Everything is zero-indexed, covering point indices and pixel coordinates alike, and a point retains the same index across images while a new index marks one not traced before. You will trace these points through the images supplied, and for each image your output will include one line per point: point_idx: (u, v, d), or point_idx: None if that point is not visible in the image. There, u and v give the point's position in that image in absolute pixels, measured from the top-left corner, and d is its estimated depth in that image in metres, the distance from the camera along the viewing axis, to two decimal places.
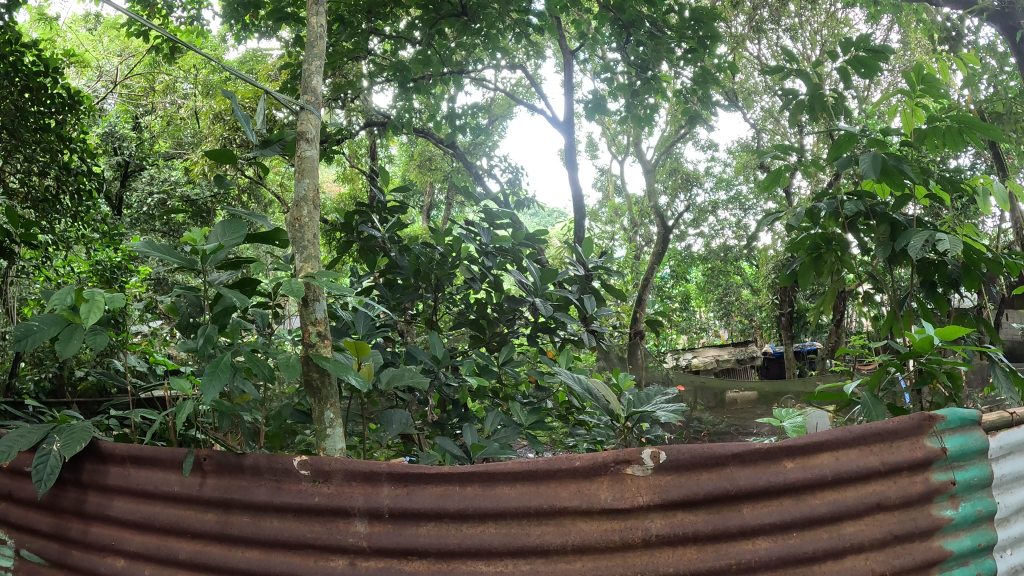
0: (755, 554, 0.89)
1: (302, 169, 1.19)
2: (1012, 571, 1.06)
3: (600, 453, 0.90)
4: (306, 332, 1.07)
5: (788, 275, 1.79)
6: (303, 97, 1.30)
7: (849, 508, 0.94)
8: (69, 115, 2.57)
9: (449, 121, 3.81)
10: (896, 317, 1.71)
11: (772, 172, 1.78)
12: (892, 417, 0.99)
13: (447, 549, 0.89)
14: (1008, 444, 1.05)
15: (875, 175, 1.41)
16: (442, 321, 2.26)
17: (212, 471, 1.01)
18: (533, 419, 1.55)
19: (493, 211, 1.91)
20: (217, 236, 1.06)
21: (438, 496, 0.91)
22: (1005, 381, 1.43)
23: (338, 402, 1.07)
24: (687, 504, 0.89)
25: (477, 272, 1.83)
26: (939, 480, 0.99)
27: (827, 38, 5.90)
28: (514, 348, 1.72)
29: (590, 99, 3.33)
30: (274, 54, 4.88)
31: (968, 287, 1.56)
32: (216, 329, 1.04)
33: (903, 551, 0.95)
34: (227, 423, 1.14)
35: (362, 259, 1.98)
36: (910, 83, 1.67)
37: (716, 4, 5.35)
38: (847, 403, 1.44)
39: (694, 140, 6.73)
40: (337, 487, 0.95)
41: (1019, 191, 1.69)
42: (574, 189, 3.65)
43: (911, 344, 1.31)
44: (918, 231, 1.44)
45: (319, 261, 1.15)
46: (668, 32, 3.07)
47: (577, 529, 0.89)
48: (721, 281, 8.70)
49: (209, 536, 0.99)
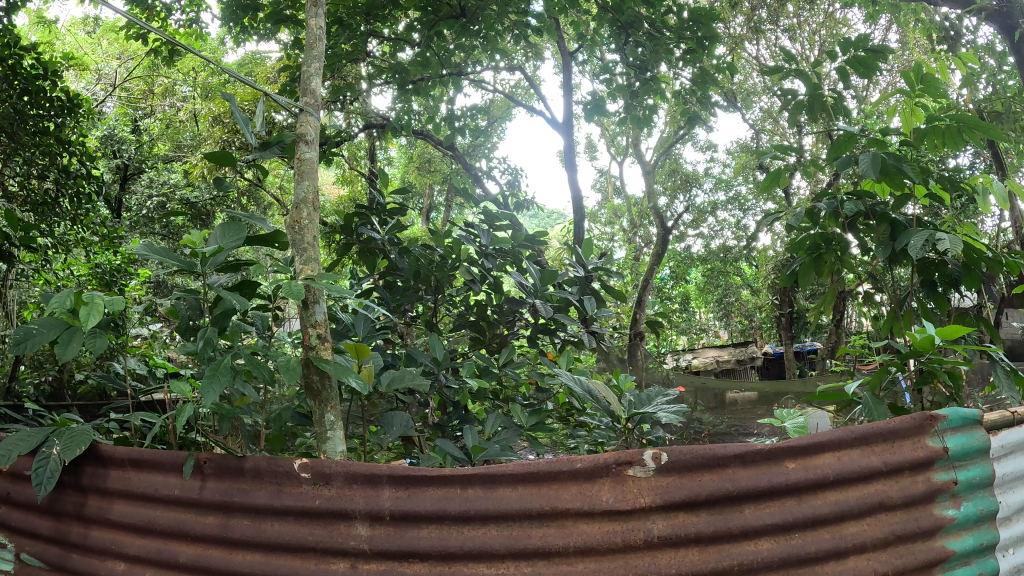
0: (758, 554, 0.89)
1: (301, 171, 1.18)
2: (1015, 570, 1.06)
3: (602, 454, 0.89)
4: (305, 334, 1.07)
5: (788, 275, 1.79)
6: (302, 99, 1.30)
7: (851, 508, 0.94)
8: (68, 119, 2.58)
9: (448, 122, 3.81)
10: (897, 317, 1.70)
11: (771, 173, 1.77)
12: (894, 417, 0.99)
13: (449, 551, 0.89)
14: (1009, 443, 1.05)
15: (874, 175, 1.41)
16: (442, 323, 2.25)
17: (212, 474, 1.01)
18: (534, 420, 1.55)
19: (492, 212, 1.91)
20: (217, 239, 1.06)
21: (439, 499, 0.91)
22: (1006, 380, 1.43)
23: (338, 404, 1.07)
24: (689, 505, 0.89)
25: (477, 273, 1.83)
26: (939, 480, 0.99)
27: (825, 38, 5.90)
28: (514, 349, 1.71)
29: (589, 100, 3.33)
30: (272, 56, 4.87)
31: (968, 287, 1.56)
32: (216, 332, 1.04)
33: (906, 551, 0.95)
34: (227, 426, 1.14)
35: (361, 261, 1.98)
36: (910, 82, 1.66)
37: (714, 4, 5.35)
38: (849, 402, 1.43)
39: (693, 140, 6.73)
40: (338, 490, 0.94)
41: (1019, 190, 1.68)
42: (573, 190, 3.64)
43: (912, 343, 1.30)
44: (918, 231, 1.44)
45: (319, 263, 1.15)
46: (667, 32, 3.07)
47: (579, 531, 0.88)
48: (721, 281, 8.69)
49: (210, 539, 0.99)
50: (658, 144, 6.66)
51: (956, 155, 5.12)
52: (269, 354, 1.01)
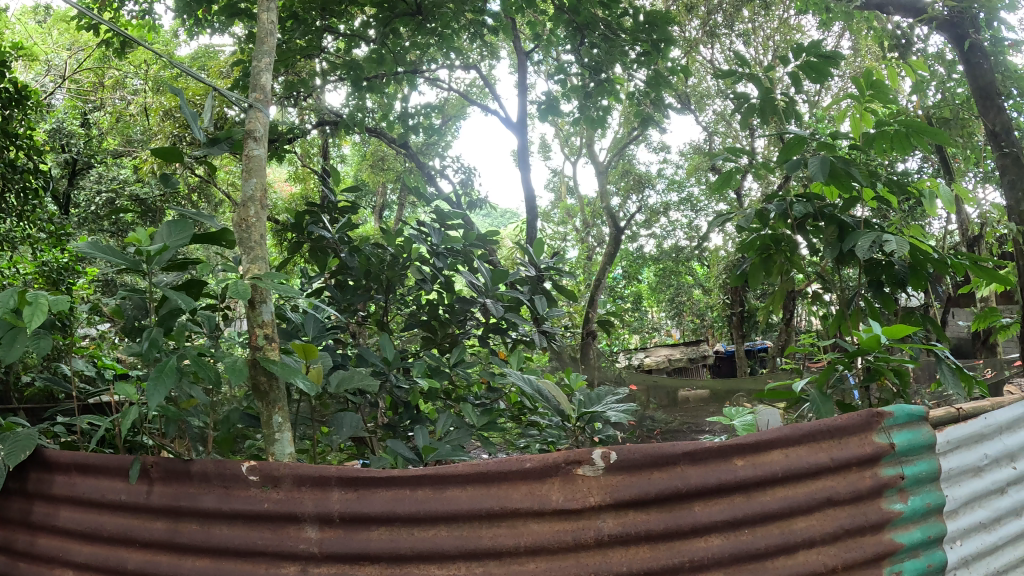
0: (708, 550, 0.90)
1: (249, 169, 1.17)
2: (964, 562, 1.09)
3: (551, 454, 0.90)
4: (252, 334, 1.06)
5: (737, 275, 1.81)
6: (252, 95, 1.28)
7: (799, 504, 0.95)
8: (14, 111, 2.49)
9: (401, 121, 3.76)
10: (844, 315, 1.73)
11: (723, 174, 1.80)
12: (842, 413, 1.01)
13: (399, 553, 0.88)
14: (955, 439, 1.08)
15: (823, 178, 1.45)
16: (394, 324, 2.24)
17: (159, 478, 0.99)
18: (485, 420, 1.55)
19: (445, 212, 1.91)
20: (163, 237, 1.04)
21: (389, 500, 0.91)
22: (951, 377, 1.46)
23: (285, 405, 1.06)
24: (638, 503, 0.90)
25: (428, 273, 1.83)
26: (886, 475, 1.00)
27: (779, 42, 6.00)
28: (465, 348, 1.69)
29: (542, 100, 3.33)
30: (227, 50, 4.79)
31: (914, 287, 1.59)
32: (162, 332, 1.02)
33: (855, 544, 0.97)
34: (173, 429, 1.12)
35: (312, 260, 1.95)
36: (859, 88, 1.68)
37: (671, 8, 5.41)
38: (797, 400, 1.45)
39: (646, 141, 6.79)
40: (287, 492, 0.93)
41: (964, 195, 1.72)
42: (527, 189, 3.65)
43: (859, 343, 1.33)
44: (866, 232, 1.47)
45: (266, 262, 1.13)
46: (622, 34, 3.08)
47: (530, 530, 0.89)
48: (673, 281, 8.79)
49: (158, 545, 0.97)
50: (612, 144, 6.69)
51: (905, 159, 5.23)
52: (216, 354, 1.00)
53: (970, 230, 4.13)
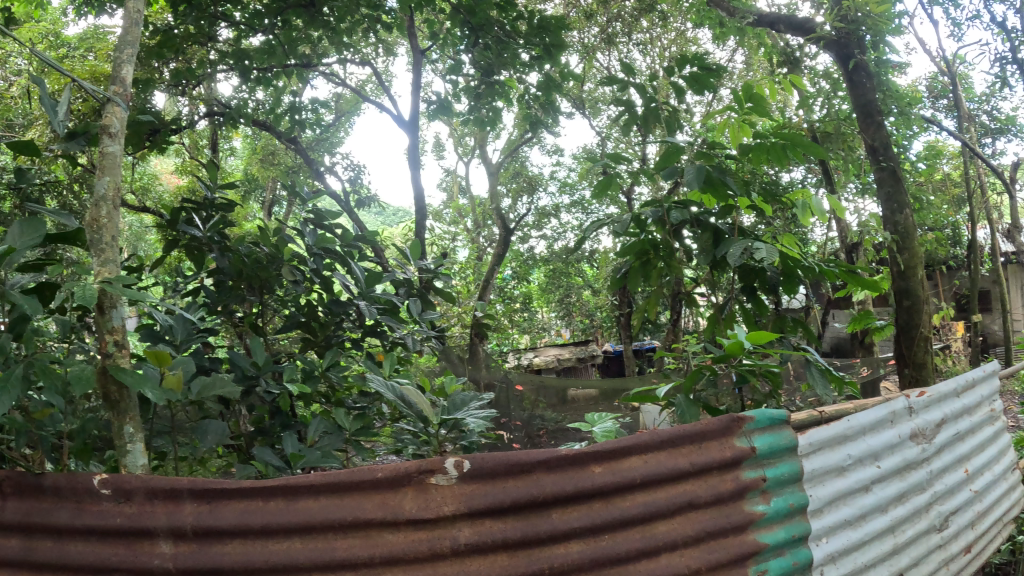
0: (568, 557, 0.92)
1: (102, 167, 1.13)
2: (832, 559, 1.19)
3: (403, 463, 0.88)
4: (102, 342, 1.02)
5: (618, 278, 1.84)
6: (110, 88, 1.23)
7: (658, 508, 0.98)
8: None
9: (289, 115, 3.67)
10: (718, 320, 1.79)
11: (605, 179, 1.87)
12: (703, 419, 1.05)
13: (253, 567, 0.87)
14: (814, 441, 1.17)
15: (697, 187, 1.49)
16: (269, 326, 2.20)
17: (10, 492, 0.95)
18: (359, 425, 1.52)
19: (322, 212, 1.85)
20: (11, 237, 0.99)
21: (242, 512, 0.88)
22: (820, 379, 1.51)
23: (138, 415, 1.03)
24: (493, 512, 0.90)
25: (304, 274, 1.80)
26: (747, 478, 1.06)
27: (676, 51, 6.11)
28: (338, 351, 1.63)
29: (434, 101, 3.31)
30: (104, 31, 4.54)
31: (787, 292, 1.68)
32: (7, 340, 0.97)
33: (717, 545, 1.01)
34: (24, 440, 1.05)
35: (187, 258, 1.90)
36: (739, 100, 1.73)
37: (570, 13, 5.46)
38: (666, 403, 1.51)
39: (541, 143, 6.84)
40: (139, 506, 0.90)
41: (838, 206, 1.79)
42: (414, 190, 3.62)
43: (725, 349, 1.38)
44: (737, 241, 1.52)
45: (119, 265, 1.10)
46: (517, 38, 3.09)
47: (385, 540, 0.88)
48: (563, 282, 8.88)
49: (12, 564, 0.93)
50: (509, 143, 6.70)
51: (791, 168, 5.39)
52: (64, 363, 0.96)
53: (846, 238, 4.34)
